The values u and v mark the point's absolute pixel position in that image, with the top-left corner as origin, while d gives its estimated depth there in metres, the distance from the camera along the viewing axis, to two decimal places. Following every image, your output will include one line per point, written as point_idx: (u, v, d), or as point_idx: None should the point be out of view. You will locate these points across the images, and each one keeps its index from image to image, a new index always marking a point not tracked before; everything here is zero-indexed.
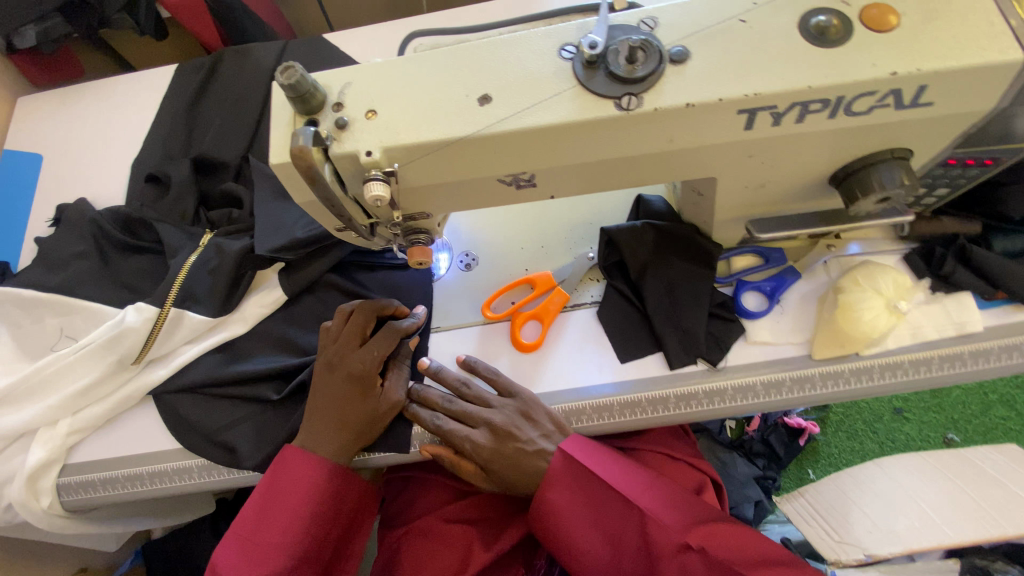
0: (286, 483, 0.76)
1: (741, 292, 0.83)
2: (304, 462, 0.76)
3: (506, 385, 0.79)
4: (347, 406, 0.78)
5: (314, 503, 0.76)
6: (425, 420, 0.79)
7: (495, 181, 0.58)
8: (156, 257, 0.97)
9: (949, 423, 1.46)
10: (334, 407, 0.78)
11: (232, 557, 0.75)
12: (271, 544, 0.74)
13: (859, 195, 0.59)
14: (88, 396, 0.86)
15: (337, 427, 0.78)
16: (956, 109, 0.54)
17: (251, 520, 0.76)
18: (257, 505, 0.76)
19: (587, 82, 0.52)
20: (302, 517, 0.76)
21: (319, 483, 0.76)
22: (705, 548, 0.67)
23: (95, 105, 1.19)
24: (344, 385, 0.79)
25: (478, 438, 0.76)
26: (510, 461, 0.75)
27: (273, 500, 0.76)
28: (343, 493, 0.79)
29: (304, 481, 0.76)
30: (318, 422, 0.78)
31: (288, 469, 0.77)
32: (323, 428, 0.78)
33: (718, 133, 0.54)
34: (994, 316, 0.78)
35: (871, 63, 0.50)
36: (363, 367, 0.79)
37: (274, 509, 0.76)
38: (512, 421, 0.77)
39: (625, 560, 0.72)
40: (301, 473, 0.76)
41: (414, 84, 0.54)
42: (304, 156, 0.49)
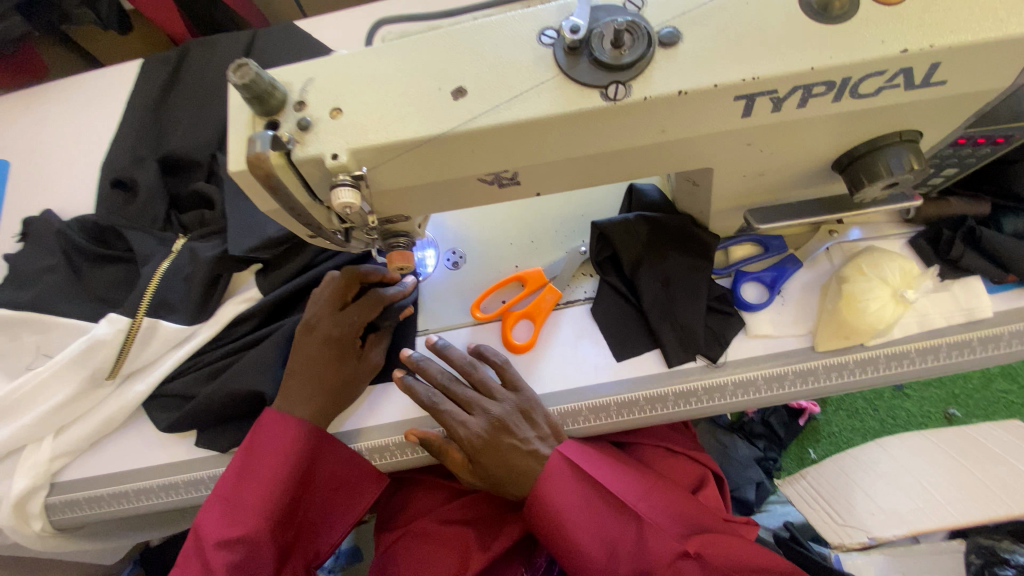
0: (265, 445, 0.73)
1: (740, 283, 0.80)
2: (283, 424, 0.74)
3: (514, 379, 0.75)
4: (324, 368, 0.76)
5: (295, 465, 0.73)
6: (420, 396, 0.74)
7: (475, 181, 0.54)
8: (129, 265, 0.93)
9: (950, 398, 1.45)
10: (313, 369, 0.76)
11: (211, 519, 0.71)
12: (251, 506, 0.70)
13: (865, 181, 0.55)
14: (66, 415, 0.83)
15: (318, 390, 0.75)
16: (971, 86, 0.50)
17: (229, 482, 0.72)
18: (235, 468, 0.73)
19: (570, 71, 0.48)
20: (282, 478, 0.72)
21: (298, 445, 0.73)
22: (702, 555, 0.67)
23: (58, 107, 1.13)
24: (323, 347, 0.77)
25: (473, 427, 0.72)
26: (496, 454, 0.71)
27: (252, 461, 0.73)
28: (326, 455, 0.76)
29: (286, 442, 0.73)
30: (296, 385, 0.75)
31: (267, 431, 0.74)
32: (301, 391, 0.75)
33: (714, 122, 0.49)
34: (1003, 300, 0.74)
35: (880, 40, 0.46)
36: (341, 331, 0.77)
37: (253, 470, 0.72)
38: (510, 416, 0.73)
39: (618, 567, 0.68)
40: (283, 436, 0.73)
41: (381, 79, 0.50)
42: (260, 163, 0.46)
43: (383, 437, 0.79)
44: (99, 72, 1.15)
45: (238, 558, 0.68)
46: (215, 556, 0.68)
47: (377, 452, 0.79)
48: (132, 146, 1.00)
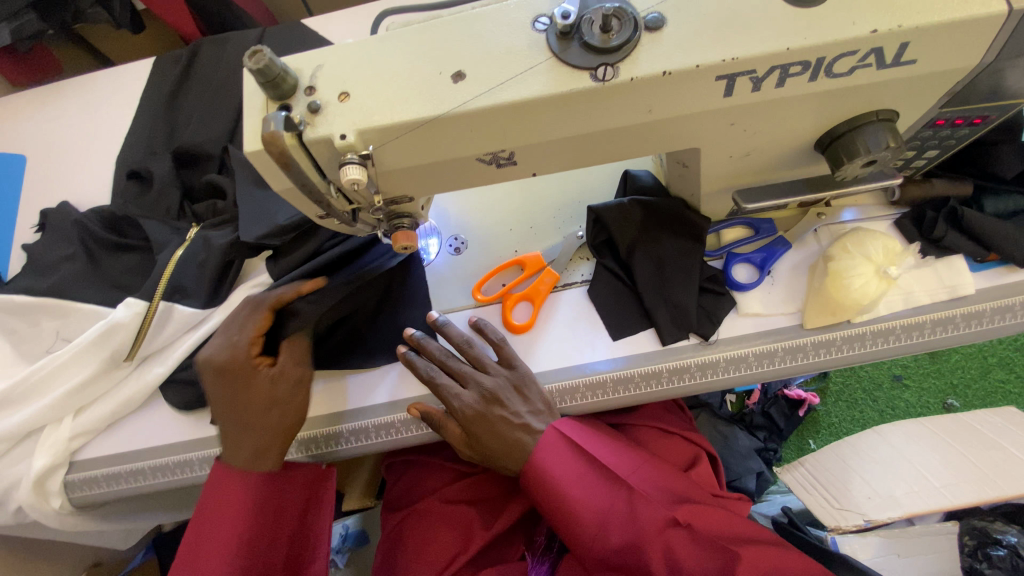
0: (223, 498, 0.73)
1: (731, 264, 0.83)
2: (234, 474, 0.74)
3: (511, 356, 0.78)
4: (239, 398, 0.75)
5: (257, 507, 0.75)
6: (420, 369, 0.77)
7: (475, 161, 0.58)
8: (144, 254, 0.96)
9: (949, 389, 1.47)
10: (231, 403, 0.75)
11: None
12: (219, 560, 0.71)
13: (845, 159, 0.58)
14: (85, 395, 0.87)
15: (246, 426, 0.74)
16: (941, 66, 0.53)
17: (190, 546, 0.73)
18: (192, 529, 0.73)
19: (561, 54, 0.51)
20: (244, 527, 0.73)
21: (254, 489, 0.74)
22: (690, 525, 0.71)
23: (74, 104, 1.17)
24: (224, 383, 0.75)
25: (466, 400, 0.75)
26: (488, 426, 0.74)
27: (208, 521, 0.73)
28: (286, 491, 0.78)
29: (244, 488, 0.74)
30: (224, 425, 0.75)
31: (218, 485, 0.74)
32: (235, 432, 0.74)
33: (698, 102, 0.53)
34: (986, 278, 0.77)
35: (852, 21, 0.49)
36: (237, 354, 0.75)
37: (215, 524, 0.73)
38: (501, 389, 0.76)
39: (612, 536, 0.71)
40: (241, 483, 0.74)
41: (386, 65, 0.53)
42: (275, 141, 0.48)
43: (389, 415, 0.83)
44: (112, 70, 1.19)
45: None
46: None
47: (382, 428, 0.83)
48: (147, 140, 1.04)
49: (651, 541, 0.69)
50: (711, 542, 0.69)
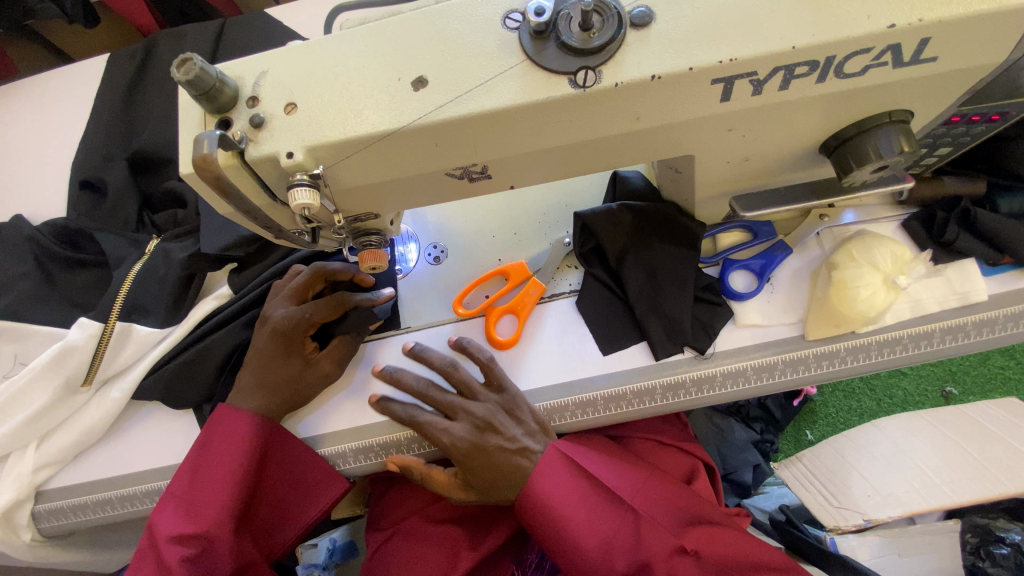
0: (219, 441, 0.71)
1: (729, 271, 0.77)
2: (237, 416, 0.72)
3: (500, 377, 0.72)
4: (270, 361, 0.73)
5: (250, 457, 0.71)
6: (399, 413, 0.72)
7: (444, 175, 0.52)
8: (102, 269, 0.91)
9: (947, 376, 1.43)
10: (260, 361, 0.74)
11: (164, 518, 0.68)
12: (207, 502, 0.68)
13: (853, 166, 0.53)
14: (43, 425, 0.81)
15: (257, 389, 0.73)
16: (963, 63, 0.47)
17: (184, 479, 0.70)
18: (190, 464, 0.71)
19: (536, 57, 0.45)
20: (234, 473, 0.69)
21: (253, 437, 0.71)
22: (698, 552, 0.66)
23: (27, 107, 1.10)
24: (270, 342, 0.74)
25: (457, 432, 0.69)
26: (485, 458, 0.69)
27: (206, 459, 0.71)
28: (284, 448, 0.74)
29: (239, 438, 0.71)
30: (244, 378, 0.74)
31: (221, 426, 0.72)
32: (245, 387, 0.74)
33: (692, 108, 0.47)
34: (999, 283, 0.72)
35: (866, 15, 0.43)
36: (288, 326, 0.73)
37: (208, 468, 0.70)
38: (494, 415, 0.71)
39: (616, 564, 0.67)
40: (236, 431, 0.71)
41: (337, 71, 0.47)
42: (208, 166, 0.43)
43: (366, 438, 0.78)
44: (66, 69, 1.11)
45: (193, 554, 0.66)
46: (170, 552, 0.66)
47: (355, 453, 0.77)
48: (101, 145, 0.97)
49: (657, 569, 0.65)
50: None
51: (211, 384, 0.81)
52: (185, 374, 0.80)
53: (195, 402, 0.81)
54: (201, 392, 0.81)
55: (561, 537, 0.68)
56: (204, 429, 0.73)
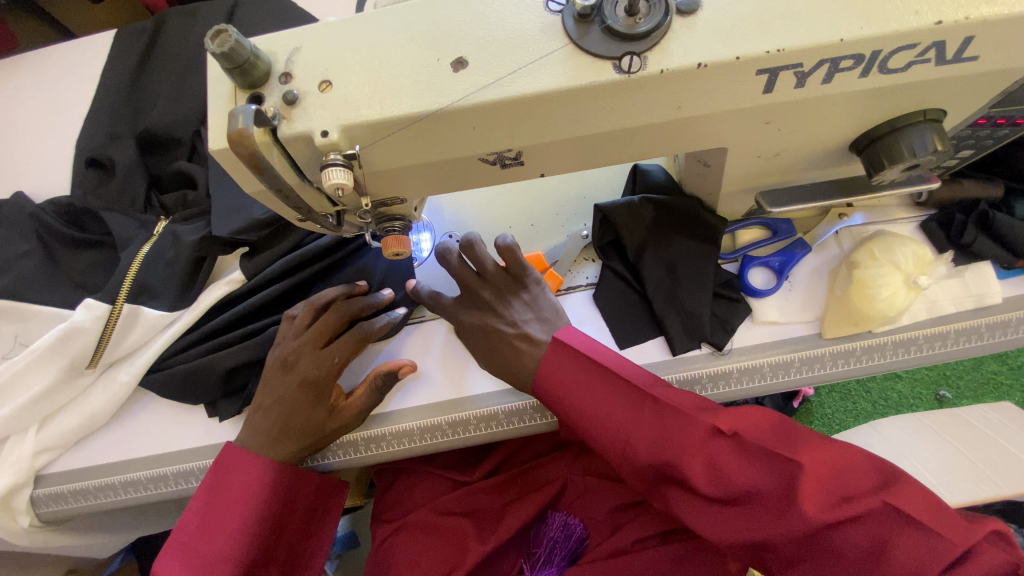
0: (230, 485, 0.68)
1: (748, 269, 0.77)
2: (250, 459, 0.69)
3: (517, 266, 0.70)
4: (298, 410, 0.71)
5: (264, 502, 0.68)
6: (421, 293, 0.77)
7: (477, 160, 0.51)
8: (109, 250, 0.89)
9: (940, 380, 1.44)
10: (285, 410, 0.71)
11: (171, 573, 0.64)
12: (219, 553, 0.65)
13: (885, 164, 0.53)
14: (45, 407, 0.80)
15: (282, 435, 0.71)
16: (1003, 62, 0.47)
17: (191, 527, 0.66)
18: (197, 510, 0.67)
19: (580, 41, 0.44)
20: (249, 520, 0.67)
21: (266, 478, 0.69)
22: (736, 433, 0.59)
23: (28, 81, 1.07)
24: (297, 391, 0.71)
25: (463, 317, 0.74)
26: (486, 340, 0.72)
27: (218, 505, 0.67)
28: (297, 490, 0.72)
29: (251, 481, 0.68)
30: (263, 424, 0.71)
31: (231, 470, 0.69)
32: (266, 434, 0.70)
33: (734, 98, 0.46)
34: (1012, 286, 0.73)
35: (914, 10, 0.43)
36: (319, 374, 0.71)
37: (218, 513, 0.67)
38: (502, 301, 0.73)
39: (639, 451, 0.62)
40: (249, 475, 0.68)
41: (374, 49, 0.46)
42: (244, 141, 0.41)
43: (379, 427, 0.77)
44: (70, 44, 1.09)
45: None
46: None
47: (371, 441, 0.77)
48: (108, 122, 0.95)
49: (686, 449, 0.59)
50: (761, 450, 0.57)
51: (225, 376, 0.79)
52: (199, 360, 0.78)
53: (210, 399, 0.80)
54: (216, 391, 0.79)
55: (582, 431, 0.66)
56: (211, 471, 0.69)
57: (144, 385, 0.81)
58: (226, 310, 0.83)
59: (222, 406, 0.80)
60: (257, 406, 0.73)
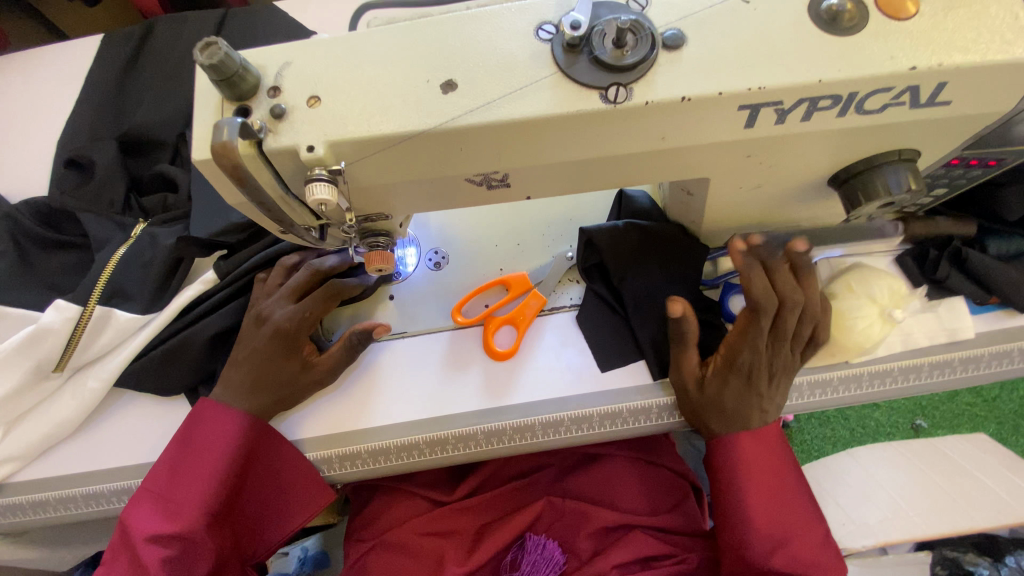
0: (205, 439, 0.70)
1: (728, 296, 0.78)
2: (223, 415, 0.71)
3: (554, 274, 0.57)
4: (270, 362, 0.72)
5: (234, 460, 0.70)
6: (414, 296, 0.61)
7: (463, 181, 0.51)
8: (85, 252, 0.88)
9: (917, 409, 1.46)
10: (257, 363, 0.72)
11: (141, 517, 0.67)
12: (187, 503, 0.67)
13: (863, 200, 0.55)
14: (7, 413, 0.77)
15: (255, 389, 0.71)
16: (975, 107, 0.49)
17: (163, 476, 0.69)
18: (169, 461, 0.70)
19: (568, 69, 0.45)
20: (219, 475, 0.69)
21: (239, 437, 0.70)
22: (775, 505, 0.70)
23: (14, 80, 1.06)
24: (270, 342, 0.72)
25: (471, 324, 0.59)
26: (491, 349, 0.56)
27: (191, 458, 0.69)
28: (268, 454, 0.73)
29: (225, 438, 0.70)
30: (237, 376, 0.72)
31: (204, 423, 0.71)
32: (241, 385, 0.72)
33: (715, 131, 0.47)
34: (985, 321, 0.75)
35: (890, 55, 0.44)
36: (291, 326, 0.72)
37: (189, 467, 0.69)
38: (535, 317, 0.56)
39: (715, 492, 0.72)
40: (222, 431, 0.70)
41: (366, 67, 0.46)
42: (228, 153, 0.41)
43: (356, 444, 0.76)
44: (58, 45, 1.08)
45: (173, 552, 0.66)
46: (147, 551, 0.65)
47: (349, 458, 0.76)
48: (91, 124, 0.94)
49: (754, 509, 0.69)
50: (783, 529, 0.69)
51: (204, 355, 0.78)
52: (174, 340, 0.77)
53: (186, 385, 0.79)
54: (193, 374, 0.78)
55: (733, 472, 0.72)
56: (188, 423, 0.71)
57: (120, 385, 0.79)
58: (195, 309, 0.80)
59: (200, 390, 0.79)
60: (231, 362, 0.74)
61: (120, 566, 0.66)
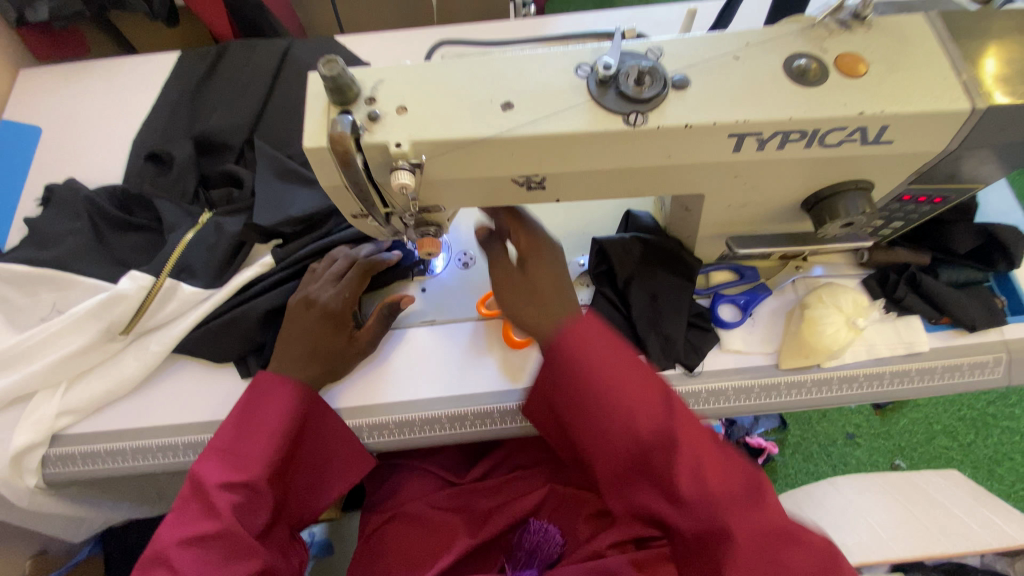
0: (266, 402, 0.77)
1: (718, 303, 0.90)
2: (282, 380, 0.79)
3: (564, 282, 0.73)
4: (320, 338, 0.82)
5: (293, 421, 0.77)
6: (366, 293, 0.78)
7: (509, 181, 0.64)
8: (153, 235, 0.99)
9: (897, 450, 1.56)
10: (308, 339, 0.82)
11: (210, 468, 0.73)
12: (252, 456, 0.74)
13: (827, 219, 0.68)
14: (74, 368, 0.86)
15: (306, 361, 0.81)
16: (913, 148, 0.62)
17: (228, 433, 0.75)
18: (233, 420, 0.76)
19: (599, 98, 0.58)
20: (280, 433, 0.76)
21: (298, 401, 0.78)
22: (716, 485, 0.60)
23: (97, 85, 1.20)
24: (320, 322, 0.83)
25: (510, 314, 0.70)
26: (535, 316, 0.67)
27: (254, 418, 0.76)
28: (319, 420, 0.81)
29: (285, 401, 0.78)
30: (289, 353, 0.82)
31: (265, 387, 0.78)
32: (293, 359, 0.81)
33: (710, 152, 0.60)
34: (939, 338, 0.87)
35: (844, 102, 0.58)
36: (337, 307, 0.83)
37: (252, 426, 0.76)
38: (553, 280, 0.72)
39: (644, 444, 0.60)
40: (283, 396, 0.78)
41: (443, 87, 0.60)
42: (342, 142, 0.56)
43: (386, 415, 0.85)
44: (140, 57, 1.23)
45: (239, 500, 0.72)
46: (217, 497, 0.70)
47: (376, 429, 0.85)
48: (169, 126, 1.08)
49: (676, 478, 0.59)
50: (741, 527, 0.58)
51: (257, 325, 0.87)
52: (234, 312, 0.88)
53: (238, 354, 0.88)
54: (246, 343, 0.88)
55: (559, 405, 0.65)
56: (251, 388, 0.79)
57: (177, 351, 0.89)
58: (252, 288, 0.90)
59: (250, 359, 0.88)
60: (283, 338, 0.83)
61: (190, 514, 0.71)
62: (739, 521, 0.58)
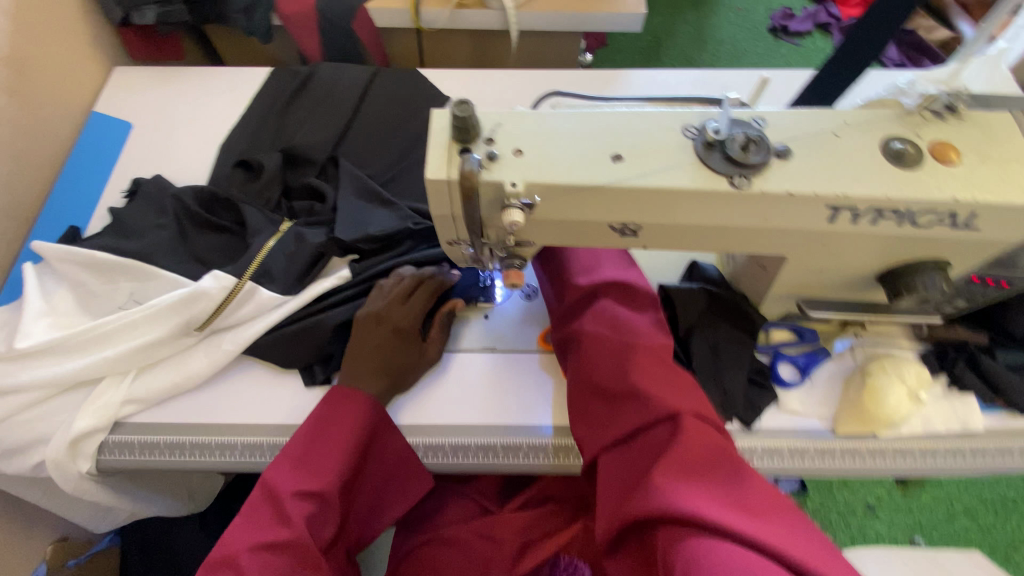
0: (338, 417, 0.80)
1: (777, 362, 0.91)
2: (353, 396, 0.81)
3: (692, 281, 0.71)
4: (391, 354, 0.85)
5: (362, 437, 0.79)
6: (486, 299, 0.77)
7: (606, 227, 0.67)
8: (233, 237, 1.03)
9: (916, 526, 1.52)
10: (379, 353, 0.85)
11: (284, 477, 0.76)
12: (323, 469, 0.76)
13: (904, 293, 0.70)
14: (146, 358, 0.89)
15: (376, 375, 0.84)
16: (996, 236, 0.65)
17: (300, 444, 0.78)
18: (306, 431, 0.79)
19: (705, 159, 0.62)
20: (350, 449, 0.78)
21: (367, 418, 0.80)
22: (679, 426, 0.70)
23: (187, 89, 1.27)
24: (389, 338, 0.86)
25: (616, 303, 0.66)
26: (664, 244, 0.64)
27: (326, 431, 0.79)
28: (385, 437, 0.83)
29: (356, 417, 0.80)
30: (360, 366, 0.85)
31: (338, 402, 0.81)
32: (364, 373, 0.84)
33: (804, 220, 0.63)
34: (992, 418, 0.88)
35: (939, 187, 0.61)
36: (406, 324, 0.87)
37: (324, 438, 0.78)
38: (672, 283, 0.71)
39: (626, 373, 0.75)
40: (354, 412, 0.80)
41: (558, 135, 0.64)
42: (471, 177, 0.59)
43: (444, 437, 0.86)
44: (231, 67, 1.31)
45: (311, 510, 0.74)
46: (292, 507, 0.73)
47: (434, 449, 0.85)
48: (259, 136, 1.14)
49: (637, 354, 0.76)
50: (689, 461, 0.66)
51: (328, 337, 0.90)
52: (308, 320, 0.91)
53: (304, 362, 0.91)
54: (315, 352, 0.91)
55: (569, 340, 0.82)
56: (325, 403, 0.81)
57: (246, 352, 0.92)
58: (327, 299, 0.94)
59: (316, 368, 0.91)
60: (354, 352, 0.86)
61: (262, 519, 0.74)
62: (672, 399, 0.72)
